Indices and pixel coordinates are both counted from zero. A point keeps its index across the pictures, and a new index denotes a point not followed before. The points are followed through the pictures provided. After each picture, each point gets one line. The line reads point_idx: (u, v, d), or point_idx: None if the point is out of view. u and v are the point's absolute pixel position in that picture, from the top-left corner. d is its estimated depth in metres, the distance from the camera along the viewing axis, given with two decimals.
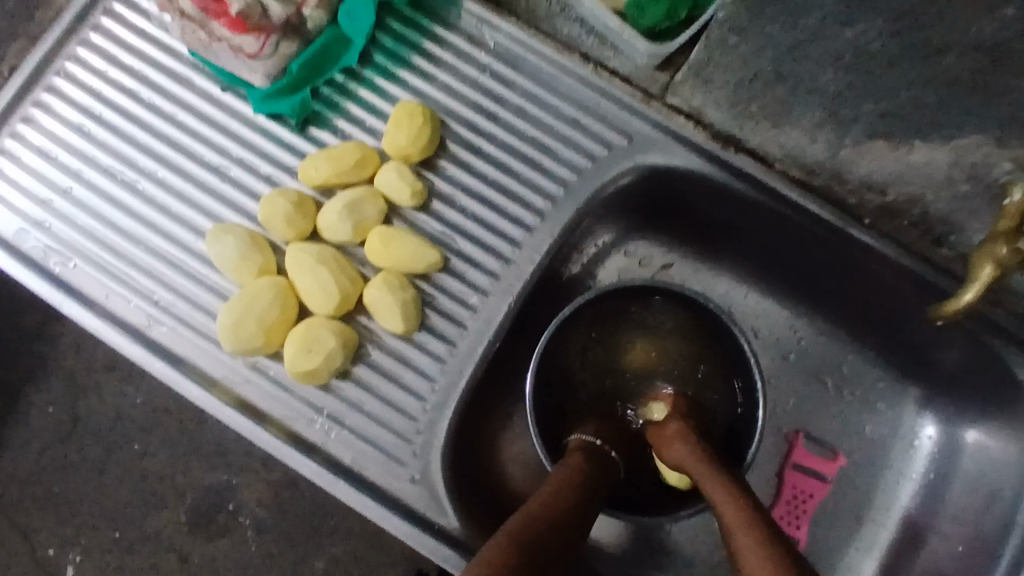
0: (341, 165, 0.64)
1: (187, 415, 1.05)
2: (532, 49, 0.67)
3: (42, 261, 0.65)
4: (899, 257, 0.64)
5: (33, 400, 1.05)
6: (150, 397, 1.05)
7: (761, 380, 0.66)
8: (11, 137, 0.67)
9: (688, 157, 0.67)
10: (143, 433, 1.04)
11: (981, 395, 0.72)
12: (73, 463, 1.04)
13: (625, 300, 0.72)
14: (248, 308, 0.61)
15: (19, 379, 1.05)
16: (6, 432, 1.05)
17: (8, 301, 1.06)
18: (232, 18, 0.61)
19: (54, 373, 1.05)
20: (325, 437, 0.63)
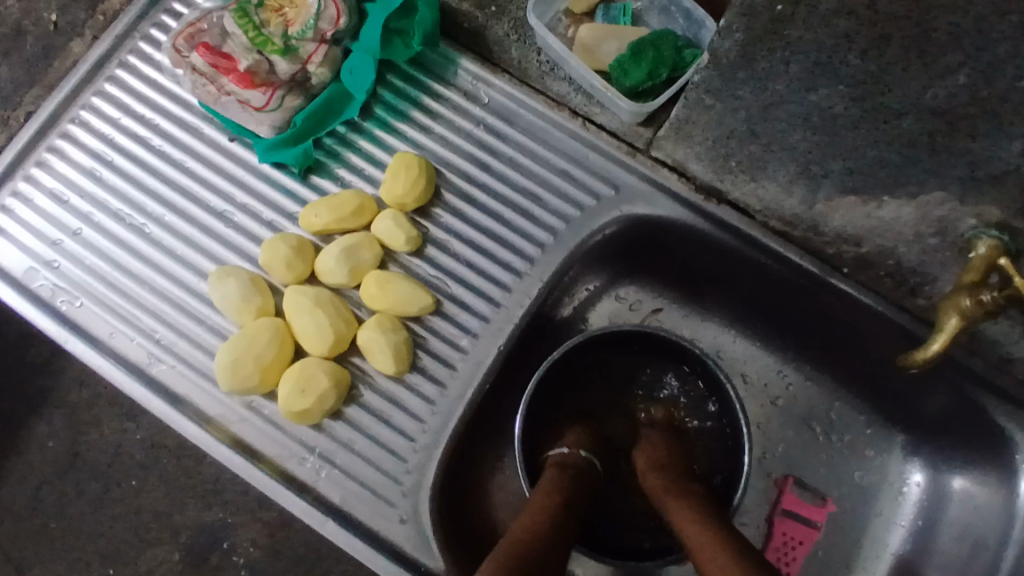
0: (341, 213, 0.67)
1: (184, 453, 1.06)
2: (526, 105, 0.72)
3: (50, 299, 0.68)
4: (870, 300, 0.67)
5: (32, 435, 1.07)
6: (149, 434, 1.06)
7: (746, 425, 0.68)
8: (25, 181, 0.70)
9: (672, 208, 0.70)
10: (141, 470, 1.06)
11: (965, 444, 0.73)
12: (70, 498, 1.05)
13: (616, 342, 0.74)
14: (247, 349, 0.63)
15: (20, 413, 1.07)
16: (5, 466, 1.06)
17: (14, 338, 1.08)
18: (241, 73, 0.67)
19: (54, 408, 1.07)
20: (316, 476, 0.64)
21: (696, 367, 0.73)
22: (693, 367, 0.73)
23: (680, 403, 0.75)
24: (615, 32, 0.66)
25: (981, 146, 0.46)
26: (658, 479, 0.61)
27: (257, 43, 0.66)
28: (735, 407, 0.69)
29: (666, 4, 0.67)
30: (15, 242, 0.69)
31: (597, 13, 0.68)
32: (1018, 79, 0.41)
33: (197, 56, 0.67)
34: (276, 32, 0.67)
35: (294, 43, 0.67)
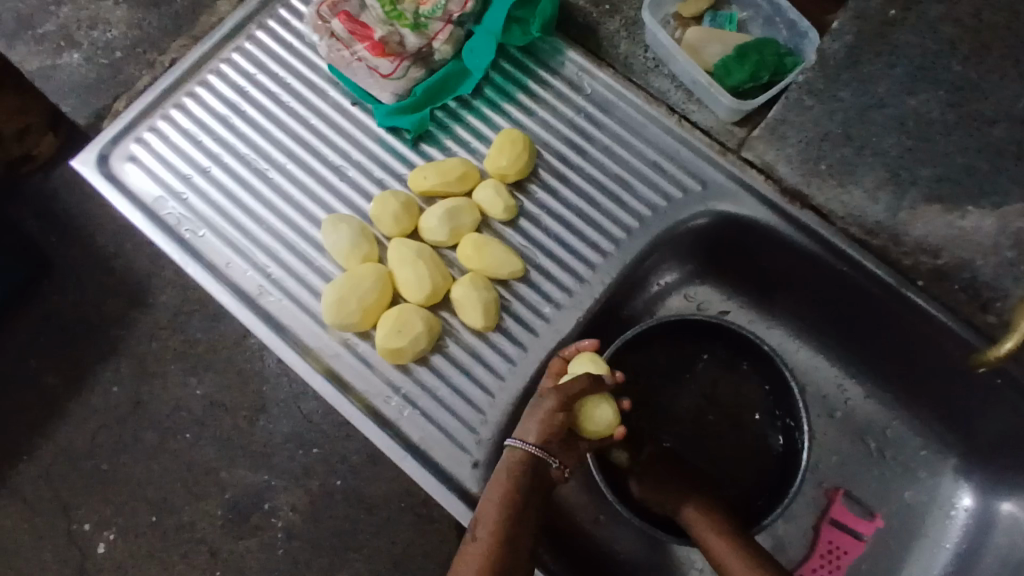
0: (448, 177, 0.72)
1: (241, 415, 1.12)
2: (626, 99, 0.77)
3: (175, 227, 0.74)
4: (942, 316, 0.66)
5: (99, 379, 1.15)
6: (208, 390, 1.14)
7: (808, 424, 0.69)
8: (165, 119, 0.78)
9: (756, 208, 0.73)
10: (198, 423, 1.12)
11: (1018, 469, 0.75)
12: (127, 444, 1.12)
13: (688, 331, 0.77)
14: (354, 288, 0.68)
15: (92, 359, 1.16)
16: (72, 406, 1.15)
17: (94, 290, 1.19)
18: (374, 42, 0.73)
19: (124, 356, 1.16)
20: (399, 414, 0.68)
21: (762, 364, 0.76)
22: (759, 363, 0.76)
23: (739, 398, 0.78)
24: (720, 36, 0.70)
25: None
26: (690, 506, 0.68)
27: (391, 16, 0.73)
28: (799, 405, 0.71)
29: (770, 15, 0.71)
30: (151, 173, 0.76)
31: (704, 18, 0.73)
32: None
33: (337, 23, 0.74)
34: (409, 8, 0.73)
35: (423, 20, 0.73)
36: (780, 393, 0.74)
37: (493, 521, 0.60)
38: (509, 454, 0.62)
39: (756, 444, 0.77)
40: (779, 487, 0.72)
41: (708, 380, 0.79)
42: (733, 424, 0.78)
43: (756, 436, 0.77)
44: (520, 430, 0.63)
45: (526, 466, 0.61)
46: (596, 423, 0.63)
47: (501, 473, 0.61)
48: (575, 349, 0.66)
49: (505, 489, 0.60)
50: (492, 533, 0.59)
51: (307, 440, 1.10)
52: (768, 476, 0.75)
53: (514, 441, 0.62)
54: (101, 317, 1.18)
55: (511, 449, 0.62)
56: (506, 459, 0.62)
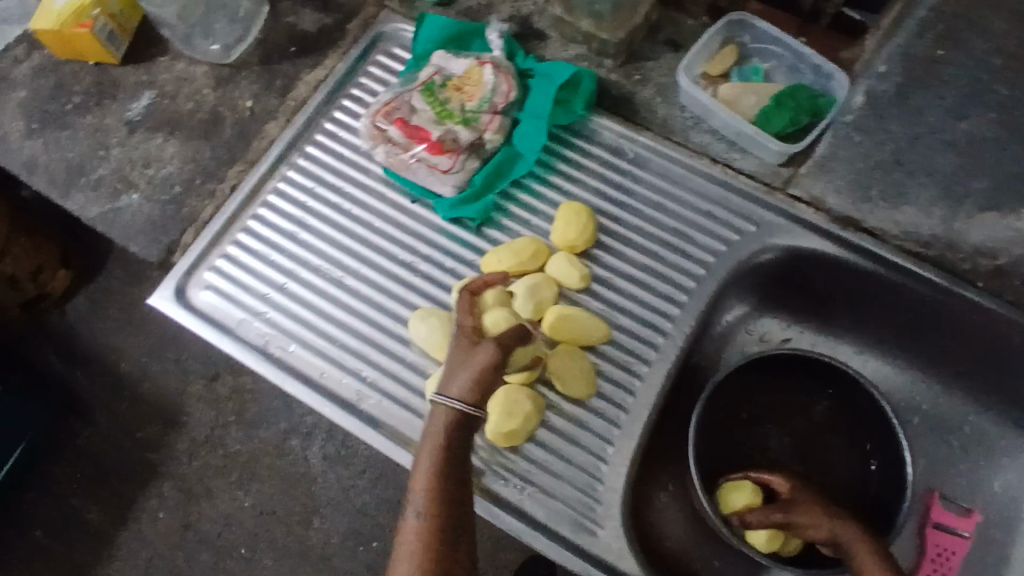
0: (522, 257, 0.76)
1: (294, 521, 1.21)
2: (667, 155, 0.81)
3: (264, 346, 0.76)
4: (1002, 309, 0.73)
5: (146, 507, 1.24)
6: (257, 500, 1.22)
7: (907, 442, 0.72)
8: (235, 245, 0.80)
9: (811, 238, 0.78)
10: (252, 536, 1.21)
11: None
12: (182, 565, 1.21)
13: (771, 363, 0.81)
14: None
15: (134, 488, 1.25)
16: (122, 538, 1.23)
17: (127, 418, 1.28)
18: (432, 142, 0.77)
19: (168, 481, 1.24)
20: (520, 494, 0.70)
21: (846, 386, 0.79)
22: (841, 387, 0.79)
23: (828, 418, 0.82)
24: (753, 87, 0.75)
25: None
26: (830, 515, 0.69)
27: (442, 116, 0.78)
28: (893, 424, 0.73)
29: (793, 62, 0.77)
30: (231, 298, 0.78)
31: (731, 73, 0.78)
32: None
33: (395, 130, 0.78)
34: (457, 106, 0.78)
35: (471, 115, 0.78)
36: (867, 412, 0.77)
37: (430, 477, 0.60)
38: (437, 411, 0.63)
39: (852, 465, 0.80)
40: (880, 504, 0.76)
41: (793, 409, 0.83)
42: (826, 444, 0.82)
43: (849, 456, 0.81)
44: (447, 385, 0.63)
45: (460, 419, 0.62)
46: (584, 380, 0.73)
47: (428, 441, 0.62)
48: (480, 284, 0.72)
49: (438, 444, 0.62)
50: (430, 487, 0.60)
51: (362, 535, 1.20)
52: (863, 492, 0.79)
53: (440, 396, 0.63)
54: (139, 444, 1.26)
55: (439, 405, 0.63)
56: (435, 419, 0.63)
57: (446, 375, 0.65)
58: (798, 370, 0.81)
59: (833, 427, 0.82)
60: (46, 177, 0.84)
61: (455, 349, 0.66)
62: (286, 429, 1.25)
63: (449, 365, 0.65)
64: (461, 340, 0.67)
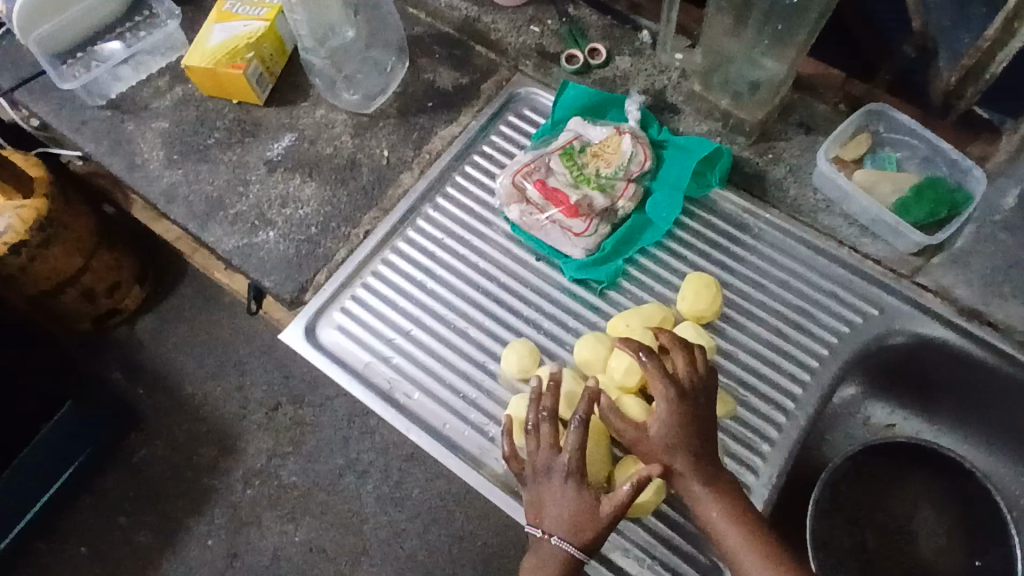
0: (650, 323, 0.76)
1: (344, 560, 1.19)
2: (793, 235, 0.82)
3: (389, 391, 0.77)
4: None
5: (193, 532, 1.23)
6: (308, 536, 1.21)
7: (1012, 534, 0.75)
8: (364, 288, 0.82)
9: (936, 327, 0.78)
10: (299, 571, 1.19)
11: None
12: None
13: (888, 458, 0.84)
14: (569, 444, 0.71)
15: (185, 511, 1.24)
16: (166, 561, 1.21)
17: (187, 438, 1.29)
18: (569, 206, 0.80)
19: (218, 507, 1.24)
20: (640, 567, 0.70)
21: (966, 489, 0.80)
22: (959, 492, 0.81)
23: (940, 502, 0.83)
24: (889, 176, 0.77)
25: None
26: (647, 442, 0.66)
27: (579, 181, 0.80)
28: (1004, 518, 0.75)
29: (928, 155, 0.79)
30: (360, 340, 0.80)
31: (865, 159, 0.80)
32: None
33: (534, 190, 0.80)
34: (594, 172, 0.81)
35: (607, 181, 0.80)
36: (987, 522, 0.78)
37: None
38: (548, 547, 0.65)
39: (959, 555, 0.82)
40: None
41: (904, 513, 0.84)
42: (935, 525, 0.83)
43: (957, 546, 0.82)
44: (551, 523, 0.65)
45: (570, 565, 0.65)
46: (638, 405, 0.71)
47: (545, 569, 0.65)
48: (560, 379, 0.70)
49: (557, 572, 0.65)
50: None
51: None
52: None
53: (542, 532, 0.65)
54: (195, 467, 1.27)
55: (550, 544, 0.65)
56: (548, 555, 0.65)
57: (540, 504, 0.66)
58: (919, 468, 0.83)
59: (946, 540, 0.82)
60: (184, 207, 0.87)
61: (545, 471, 0.66)
62: (346, 466, 1.25)
63: (538, 495, 0.66)
64: (553, 461, 0.66)
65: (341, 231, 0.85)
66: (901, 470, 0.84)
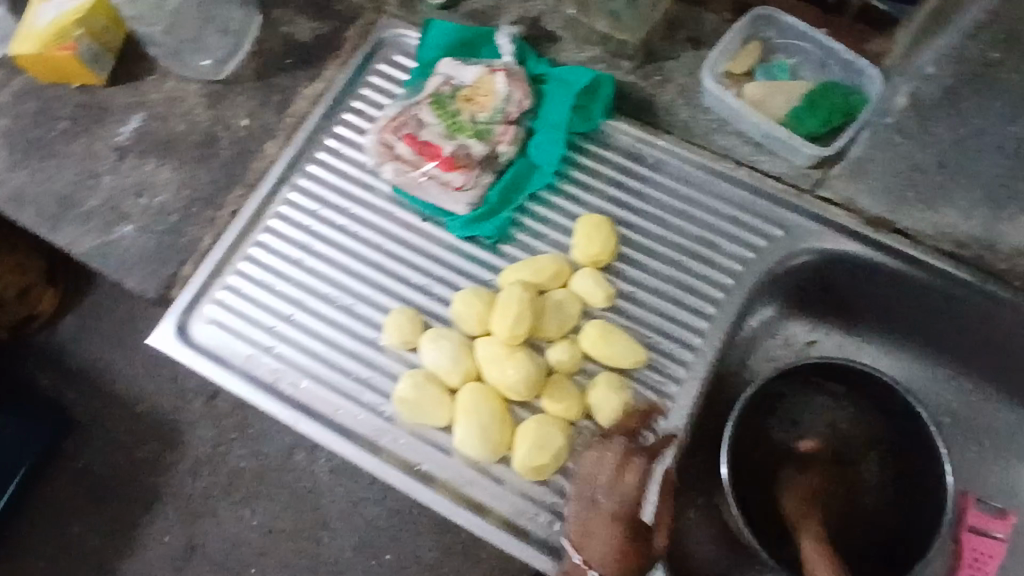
0: (542, 276, 0.72)
1: None
2: (690, 160, 0.77)
3: (274, 384, 0.72)
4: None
5: (149, 532, 1.10)
6: (265, 519, 1.07)
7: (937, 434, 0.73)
8: (237, 274, 0.76)
9: (844, 241, 0.75)
10: (260, 555, 1.06)
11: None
12: None
13: (836, 396, 0.82)
14: (470, 415, 0.66)
15: (140, 509, 1.11)
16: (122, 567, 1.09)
17: None
18: (444, 158, 0.72)
19: (173, 504, 1.10)
20: (550, 530, 0.67)
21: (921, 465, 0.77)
22: (906, 459, 0.78)
23: (863, 407, 0.81)
24: (781, 87, 0.72)
25: None
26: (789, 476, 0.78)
27: (453, 130, 0.73)
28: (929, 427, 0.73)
29: (822, 59, 0.73)
30: (239, 333, 0.74)
31: (757, 72, 0.74)
32: None
33: (403, 146, 0.73)
34: (468, 118, 0.73)
35: (484, 126, 0.73)
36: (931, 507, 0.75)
37: None
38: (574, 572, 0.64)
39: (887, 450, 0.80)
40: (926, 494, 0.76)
41: (836, 484, 0.81)
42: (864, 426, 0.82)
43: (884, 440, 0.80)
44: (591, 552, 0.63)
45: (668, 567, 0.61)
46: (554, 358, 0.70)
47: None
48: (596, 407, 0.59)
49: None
50: None
51: (375, 549, 1.04)
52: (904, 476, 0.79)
53: (582, 562, 0.63)
54: (139, 464, 1.13)
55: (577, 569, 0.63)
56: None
57: (586, 530, 0.64)
58: (871, 412, 0.80)
59: (869, 530, 0.79)
60: (32, 210, 0.78)
61: None
62: None
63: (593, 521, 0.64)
64: None
65: (208, 215, 0.78)
66: (849, 419, 0.82)
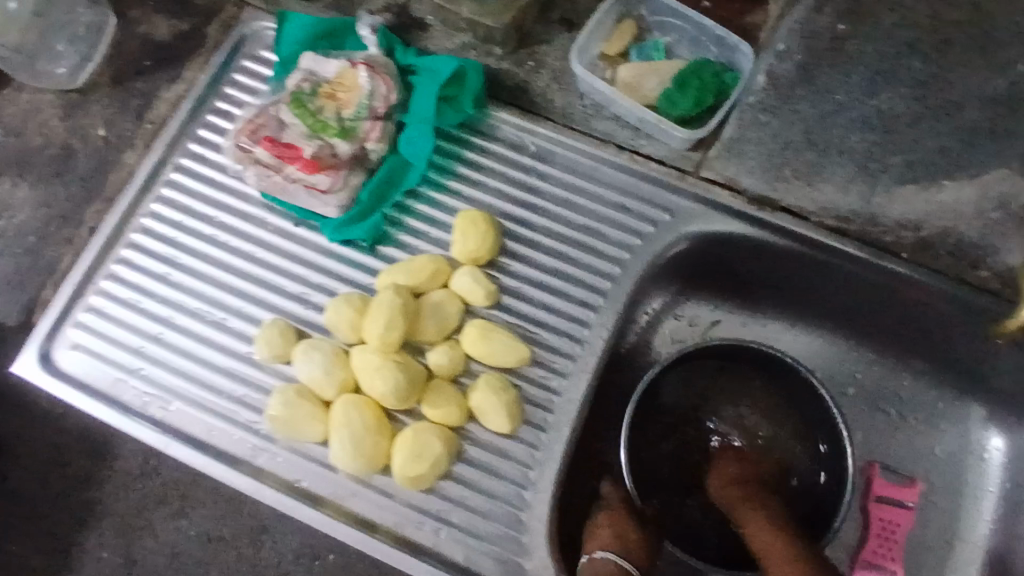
0: (419, 278, 0.69)
1: None
2: (572, 147, 0.75)
3: (143, 408, 0.69)
4: (948, 286, 0.70)
5: None
6: None
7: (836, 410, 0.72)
8: (101, 295, 0.72)
9: (729, 222, 0.73)
10: None
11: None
12: None
13: (753, 386, 0.80)
14: (342, 430, 0.65)
15: None
16: None
17: None
18: (306, 160, 0.68)
19: None
20: (436, 537, 0.67)
21: (841, 466, 0.73)
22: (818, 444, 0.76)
23: (769, 390, 0.79)
24: (654, 68, 0.69)
25: None
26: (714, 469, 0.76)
27: (316, 129, 0.69)
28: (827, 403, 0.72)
29: (695, 35, 0.70)
30: (103, 357, 0.70)
31: (631, 52, 0.71)
32: None
33: (261, 150, 0.69)
34: (333, 116, 0.69)
35: (350, 124, 0.69)
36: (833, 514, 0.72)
37: None
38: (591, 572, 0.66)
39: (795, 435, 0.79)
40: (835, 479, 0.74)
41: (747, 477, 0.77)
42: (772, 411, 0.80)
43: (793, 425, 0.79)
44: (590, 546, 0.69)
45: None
46: (435, 363, 0.68)
47: None
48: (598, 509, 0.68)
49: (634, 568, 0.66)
50: None
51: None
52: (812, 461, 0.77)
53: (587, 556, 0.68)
54: None
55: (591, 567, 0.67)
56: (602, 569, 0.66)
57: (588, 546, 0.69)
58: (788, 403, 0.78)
59: None
60: None
61: None
62: None
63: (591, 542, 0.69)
64: None
65: (74, 237, 0.75)
66: (766, 412, 0.80)
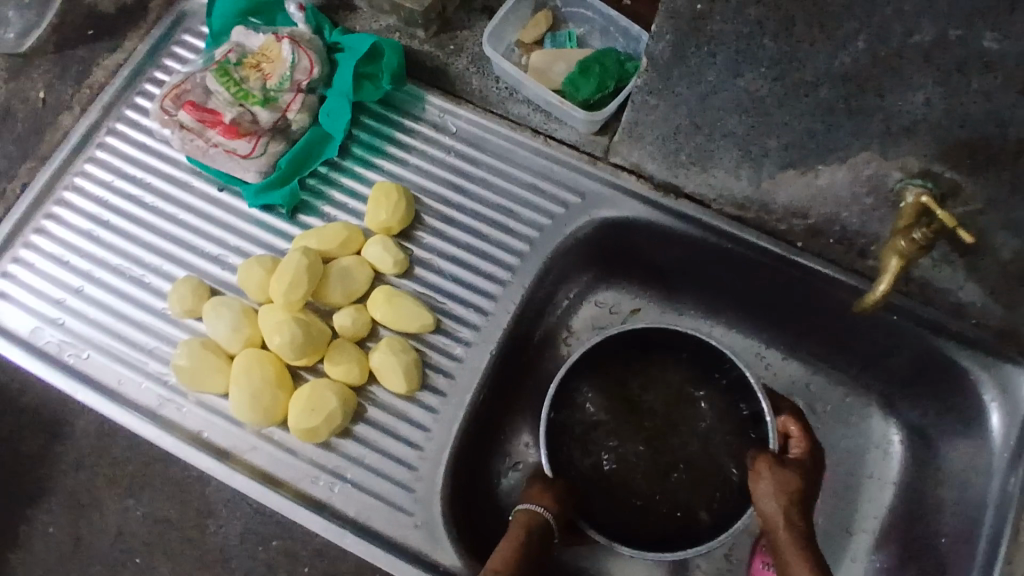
0: (330, 243, 0.72)
1: None
2: (491, 130, 0.78)
3: (58, 354, 0.71)
4: (846, 278, 0.71)
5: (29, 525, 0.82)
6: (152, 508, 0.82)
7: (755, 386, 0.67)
8: (26, 248, 0.75)
9: (635, 207, 0.76)
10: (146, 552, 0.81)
11: (945, 404, 0.74)
12: None
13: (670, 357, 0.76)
14: (241, 381, 0.67)
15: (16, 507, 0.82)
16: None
17: None
18: (226, 125, 0.73)
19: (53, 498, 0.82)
20: (330, 492, 0.68)
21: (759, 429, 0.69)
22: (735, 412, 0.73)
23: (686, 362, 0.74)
24: (563, 55, 0.74)
25: (889, 103, 0.53)
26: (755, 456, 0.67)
27: (239, 97, 0.73)
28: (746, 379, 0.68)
29: (605, 27, 0.76)
30: (21, 305, 0.73)
31: (545, 40, 0.76)
32: (908, 35, 0.47)
33: (184, 114, 0.73)
34: (256, 86, 0.73)
35: (273, 94, 0.73)
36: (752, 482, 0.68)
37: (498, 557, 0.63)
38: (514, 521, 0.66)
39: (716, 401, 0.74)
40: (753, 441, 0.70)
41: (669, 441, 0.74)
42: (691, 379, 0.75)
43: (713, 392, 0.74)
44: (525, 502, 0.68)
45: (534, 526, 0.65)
46: (340, 325, 0.71)
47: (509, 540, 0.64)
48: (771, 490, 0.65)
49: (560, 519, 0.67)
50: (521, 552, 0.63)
51: (262, 534, 0.81)
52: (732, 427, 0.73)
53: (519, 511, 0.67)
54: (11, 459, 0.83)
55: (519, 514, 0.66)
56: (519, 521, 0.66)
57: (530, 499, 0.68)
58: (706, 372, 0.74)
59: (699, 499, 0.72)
60: None
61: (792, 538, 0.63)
62: None
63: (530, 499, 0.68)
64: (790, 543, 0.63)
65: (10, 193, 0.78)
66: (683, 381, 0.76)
